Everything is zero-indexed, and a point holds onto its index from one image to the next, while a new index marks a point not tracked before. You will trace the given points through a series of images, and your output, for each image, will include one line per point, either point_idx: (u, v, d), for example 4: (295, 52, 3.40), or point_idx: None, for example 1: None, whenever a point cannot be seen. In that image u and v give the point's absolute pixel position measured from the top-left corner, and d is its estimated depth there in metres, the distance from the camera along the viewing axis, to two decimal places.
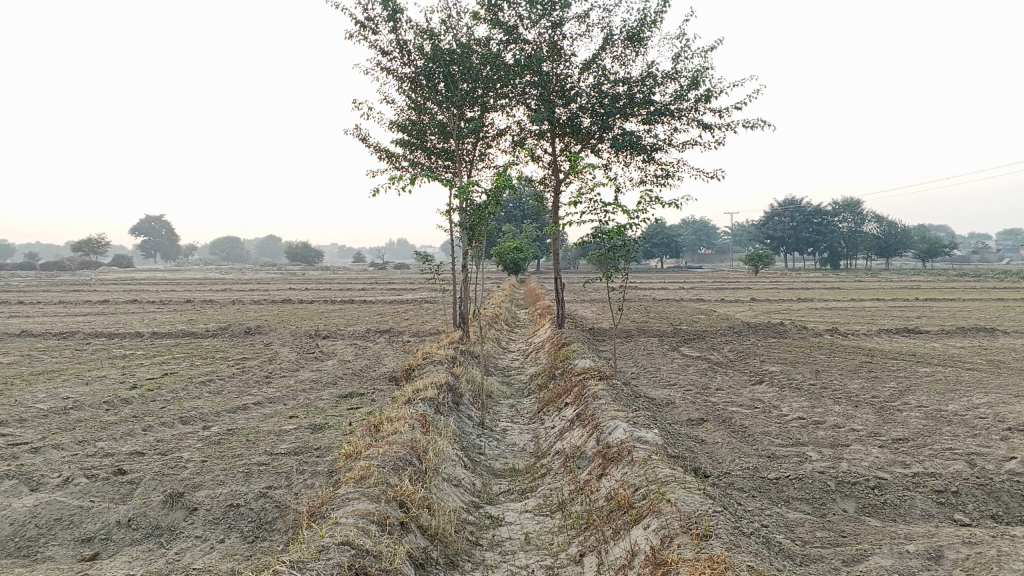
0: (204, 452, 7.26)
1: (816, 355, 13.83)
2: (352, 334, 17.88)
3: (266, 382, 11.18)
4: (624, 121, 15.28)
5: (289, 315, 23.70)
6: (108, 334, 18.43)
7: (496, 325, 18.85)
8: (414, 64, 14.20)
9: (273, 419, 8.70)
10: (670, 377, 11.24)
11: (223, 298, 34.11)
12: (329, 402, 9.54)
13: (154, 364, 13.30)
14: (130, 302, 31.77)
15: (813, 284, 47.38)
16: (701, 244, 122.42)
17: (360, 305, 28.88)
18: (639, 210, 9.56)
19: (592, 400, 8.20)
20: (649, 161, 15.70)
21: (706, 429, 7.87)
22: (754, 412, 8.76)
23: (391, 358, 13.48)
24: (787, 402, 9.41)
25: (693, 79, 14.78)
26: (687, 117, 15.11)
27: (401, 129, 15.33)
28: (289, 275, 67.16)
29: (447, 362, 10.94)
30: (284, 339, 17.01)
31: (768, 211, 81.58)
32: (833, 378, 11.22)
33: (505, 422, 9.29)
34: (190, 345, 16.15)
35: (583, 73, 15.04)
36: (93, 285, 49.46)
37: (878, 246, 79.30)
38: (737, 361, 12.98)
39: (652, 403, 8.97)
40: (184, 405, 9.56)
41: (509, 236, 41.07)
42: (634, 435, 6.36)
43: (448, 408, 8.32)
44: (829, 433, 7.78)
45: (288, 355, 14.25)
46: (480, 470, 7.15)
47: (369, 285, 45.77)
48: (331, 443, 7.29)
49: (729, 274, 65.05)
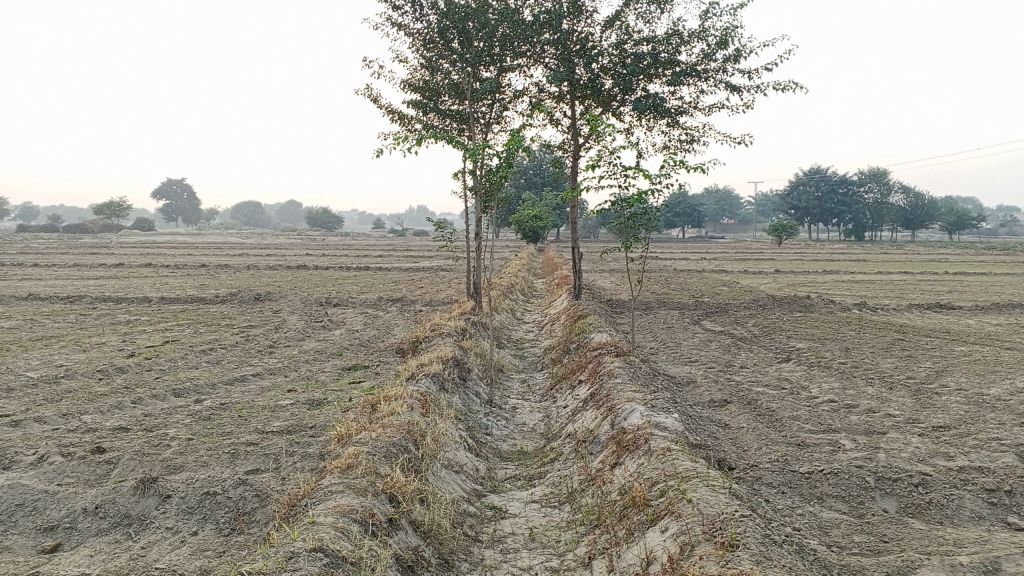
0: (191, 428, 6.80)
1: (845, 331, 13.18)
2: (363, 302, 17.41)
3: (268, 352, 10.72)
4: (648, 83, 14.57)
5: (302, 282, 23.28)
6: (115, 299, 18.08)
7: (511, 294, 18.31)
8: (428, 20, 13.55)
9: (269, 392, 8.25)
10: (690, 353, 10.68)
11: (240, 264, 33.82)
12: (331, 374, 9.06)
13: (156, 331, 12.89)
14: (146, 266, 31.56)
15: (837, 256, 46.35)
16: (723, 214, 120.87)
17: (374, 272, 28.41)
18: (663, 173, 8.96)
19: (609, 378, 7.65)
20: (674, 125, 15.01)
21: (730, 413, 7.32)
22: (781, 394, 8.19)
23: (399, 329, 13.00)
24: (816, 382, 8.83)
25: (721, 39, 14.05)
26: (714, 79, 14.38)
27: (413, 90, 14.69)
28: (307, 240, 66.85)
29: (456, 334, 10.42)
30: (293, 306, 16.56)
31: (792, 181, 80.13)
32: (864, 356, 10.61)
33: (515, 399, 8.78)
34: (197, 311, 15.74)
35: (605, 32, 14.33)
36: (112, 249, 49.40)
37: (904, 218, 77.70)
38: (762, 337, 12.38)
39: (672, 382, 8.41)
40: (179, 376, 9.13)
41: (528, 204, 40.42)
42: (652, 421, 5.81)
43: (454, 385, 7.83)
44: (863, 418, 7.22)
45: (295, 323, 13.80)
46: (485, 453, 6.65)
47: (386, 252, 45.40)
48: (326, 421, 6.81)
49: (751, 244, 64.05)
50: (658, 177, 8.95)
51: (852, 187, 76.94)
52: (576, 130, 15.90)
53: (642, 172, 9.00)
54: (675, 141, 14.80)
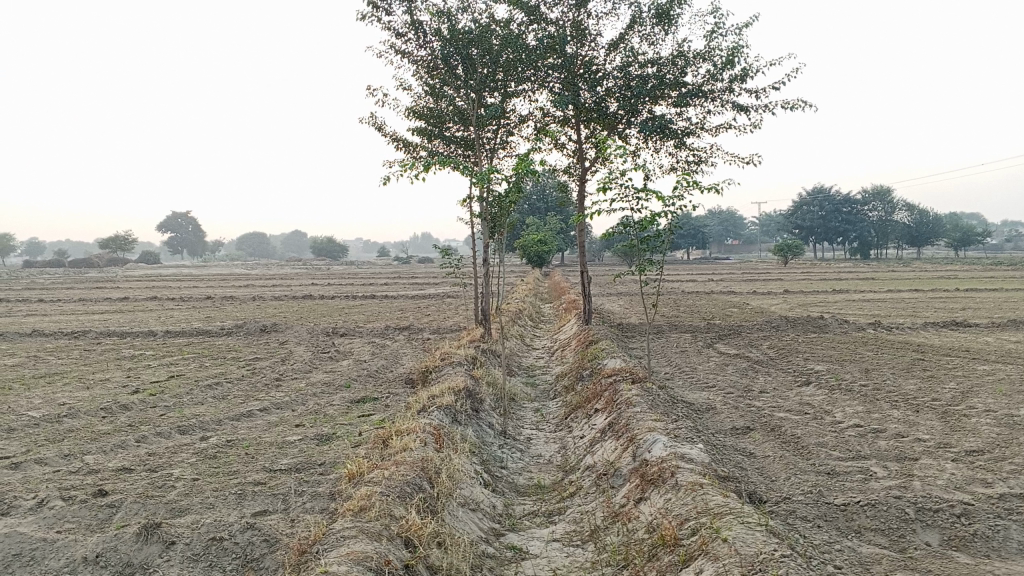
0: (196, 468, 6.57)
1: (863, 351, 12.91)
2: (371, 332, 17.21)
3: (275, 385, 10.50)
4: (654, 104, 14.43)
5: (308, 312, 23.12)
6: (121, 333, 17.93)
7: (520, 321, 18.09)
8: (431, 46, 13.46)
9: (277, 427, 8.02)
10: (707, 378, 10.43)
11: (245, 295, 33.68)
12: (339, 408, 8.83)
13: (161, 365, 12.70)
14: (150, 299, 31.46)
15: (844, 275, 46.04)
16: (728, 235, 120.70)
17: (380, 300, 28.25)
18: (675, 195, 8.75)
19: (627, 406, 7.40)
20: (681, 146, 14.85)
21: (754, 441, 7.07)
22: (804, 419, 7.94)
23: (408, 358, 12.77)
24: (840, 406, 8.57)
25: (727, 59, 13.93)
26: (720, 99, 14.24)
27: (417, 117, 14.58)
28: (313, 270, 66.88)
29: (466, 363, 10.18)
30: (299, 337, 16.36)
31: (796, 201, 80.05)
32: (885, 378, 10.35)
33: (529, 430, 8.54)
34: (202, 344, 15.56)
35: (610, 55, 14.22)
36: (118, 282, 49.40)
37: (909, 235, 77.43)
38: (778, 359, 12.12)
39: (691, 409, 8.16)
40: (184, 412, 8.90)
41: (533, 228, 40.32)
42: (676, 453, 5.57)
43: (467, 417, 7.59)
44: (893, 444, 6.95)
45: (302, 355, 13.59)
46: (501, 487, 6.40)
47: (392, 280, 45.28)
48: (336, 458, 6.58)
49: (757, 265, 63.85)
50: (670, 198, 8.73)
51: (857, 205, 76.80)
52: (582, 153, 15.76)
53: (655, 194, 8.79)
54: (683, 162, 14.63)
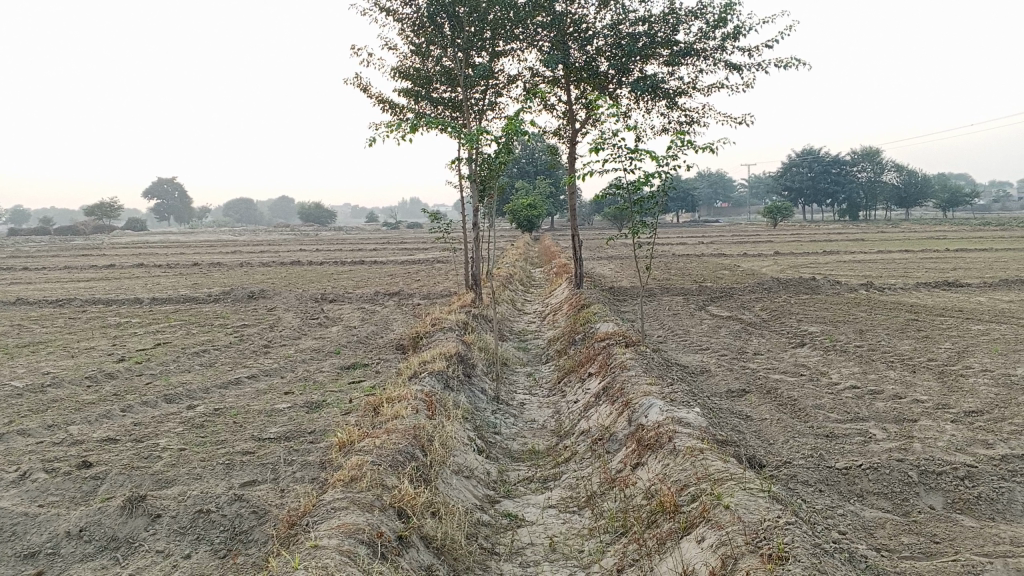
0: (183, 437, 6.42)
1: (856, 312, 12.84)
2: (360, 297, 17.03)
3: (263, 352, 10.34)
4: (645, 63, 14.16)
5: (296, 278, 22.89)
6: (106, 301, 17.69)
7: (511, 285, 17.95)
8: (417, 4, 13.12)
9: (265, 395, 7.87)
10: (701, 341, 10.33)
11: (232, 262, 33.39)
12: (329, 374, 8.68)
13: (147, 333, 12.51)
14: (136, 266, 31.12)
15: (833, 236, 46.03)
16: (717, 197, 120.48)
17: (369, 266, 28.04)
18: (670, 154, 8.54)
19: (621, 370, 7.27)
20: (673, 106, 14.61)
21: (751, 404, 6.96)
22: (800, 381, 7.85)
23: (398, 324, 12.62)
24: (835, 368, 8.49)
25: (720, 16, 13.64)
26: (713, 58, 13.98)
27: (404, 78, 14.26)
28: (301, 236, 66.46)
29: (457, 328, 10.04)
30: (288, 303, 16.19)
31: (785, 162, 79.82)
32: (879, 338, 10.28)
33: (522, 394, 8.43)
34: (189, 311, 15.36)
35: (600, 12, 13.91)
36: (104, 249, 48.94)
37: (898, 196, 77.45)
38: (772, 321, 12.03)
39: (686, 373, 8.05)
40: (171, 381, 8.75)
41: (522, 192, 40.04)
42: (674, 417, 5.45)
43: (459, 382, 7.46)
44: (891, 405, 6.87)
45: (290, 321, 13.41)
46: (495, 453, 6.29)
47: (380, 245, 45.01)
48: (326, 426, 6.44)
49: (746, 227, 63.82)
50: (665, 158, 8.52)
51: (846, 166, 76.66)
52: (572, 114, 15.50)
53: (648, 154, 8.57)
54: (675, 123, 14.41)
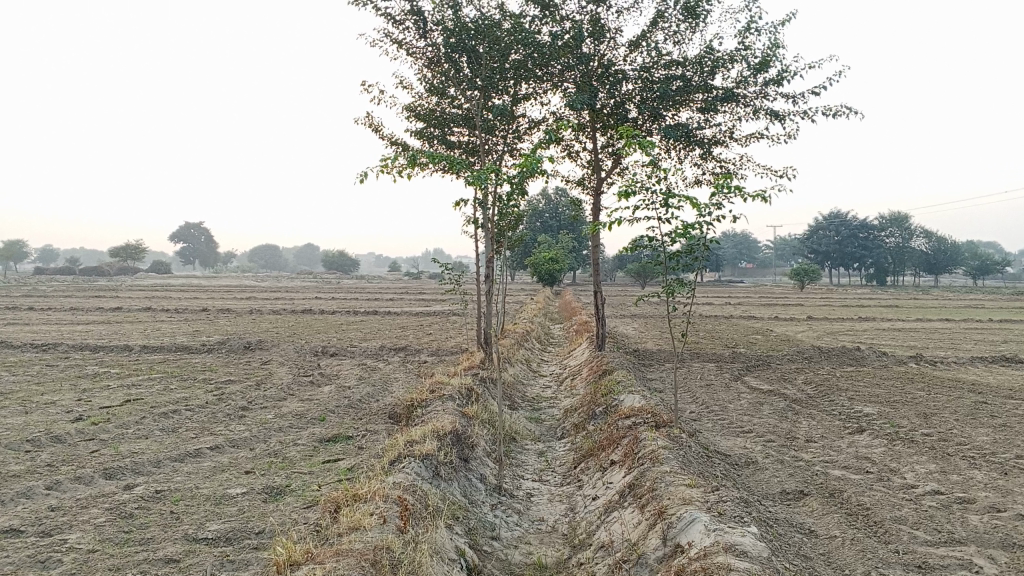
0: (100, 532, 5.13)
1: (912, 390, 11.41)
2: (364, 352, 15.75)
3: (238, 416, 9.05)
4: (679, 110, 13.02)
5: (302, 328, 21.67)
6: (95, 347, 16.59)
7: (527, 344, 16.65)
8: (433, 38, 12.11)
9: (222, 475, 6.59)
10: (740, 421, 8.96)
11: (241, 308, 32.37)
12: (303, 449, 7.39)
13: (120, 387, 11.25)
14: (140, 310, 30.05)
15: (863, 302, 44.42)
16: (742, 259, 118.76)
17: (380, 317, 26.87)
18: (713, 202, 7.26)
19: (652, 463, 5.88)
20: (707, 157, 13.44)
21: (814, 514, 5.59)
22: (868, 483, 6.45)
23: (399, 386, 11.34)
24: (907, 463, 7.08)
25: (762, 60, 12.52)
26: (753, 106, 12.83)
27: (418, 119, 13.21)
28: (319, 283, 65.97)
29: (460, 396, 8.71)
30: (285, 356, 14.95)
31: (811, 226, 78.44)
32: (949, 425, 8.81)
33: (530, 482, 7.08)
34: (176, 362, 14.11)
35: (632, 54, 12.86)
36: (120, 291, 48.32)
37: (927, 263, 75.43)
38: (819, 398, 10.63)
39: (728, 466, 6.68)
40: (121, 449, 7.47)
41: (543, 247, 39.06)
42: (727, 547, 4.08)
43: (453, 470, 6.15)
44: (993, 522, 5.45)
45: (280, 378, 12.13)
46: (491, 568, 4.95)
47: (398, 296, 43.87)
48: (280, 525, 5.14)
49: (771, 289, 62.53)
50: (707, 206, 7.23)
51: (874, 231, 75.06)
52: (598, 163, 14.37)
53: (687, 201, 7.28)
54: (710, 175, 13.23)
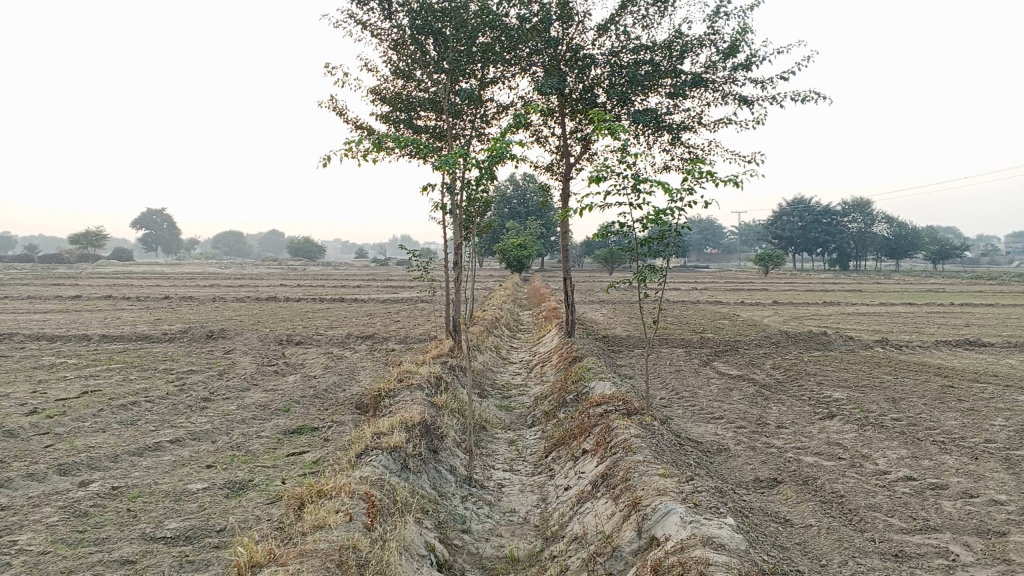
0: (52, 532, 4.90)
1: (880, 374, 11.46)
2: (330, 340, 15.51)
3: (199, 408, 8.79)
4: (648, 94, 12.90)
5: (266, 316, 21.33)
6: (52, 337, 16.15)
7: (495, 331, 16.52)
8: (398, 20, 11.85)
9: (183, 470, 6.37)
10: (711, 407, 8.91)
11: (205, 295, 31.76)
12: (266, 442, 7.19)
13: (77, 378, 10.92)
14: (100, 298, 29.46)
15: (827, 286, 44.93)
16: (708, 245, 119.58)
17: (347, 304, 26.57)
18: (684, 187, 7.13)
19: (625, 452, 5.77)
20: (676, 142, 13.35)
21: (789, 502, 5.52)
22: (841, 470, 6.41)
23: (366, 375, 11.14)
24: (879, 449, 7.06)
25: (731, 44, 12.43)
26: (722, 90, 12.75)
27: (384, 102, 12.95)
28: (285, 270, 65.27)
29: (428, 385, 8.54)
30: (249, 345, 14.66)
31: (776, 211, 79.17)
32: (918, 409, 8.82)
33: (500, 472, 6.95)
34: (136, 352, 13.76)
35: (600, 38, 12.71)
36: (79, 279, 47.30)
37: (889, 247, 76.47)
38: (789, 383, 10.62)
39: (701, 454, 6.60)
40: (77, 443, 7.21)
41: (511, 233, 38.91)
42: (705, 541, 3.97)
43: (422, 462, 5.99)
44: (967, 509, 5.42)
45: (244, 368, 11.86)
46: (461, 564, 4.81)
47: (364, 283, 43.49)
48: (241, 523, 4.94)
49: (737, 274, 62.99)
50: (678, 190, 7.10)
51: (837, 216, 75.92)
52: (567, 148, 14.23)
53: (658, 186, 7.14)
54: (679, 160, 13.15)
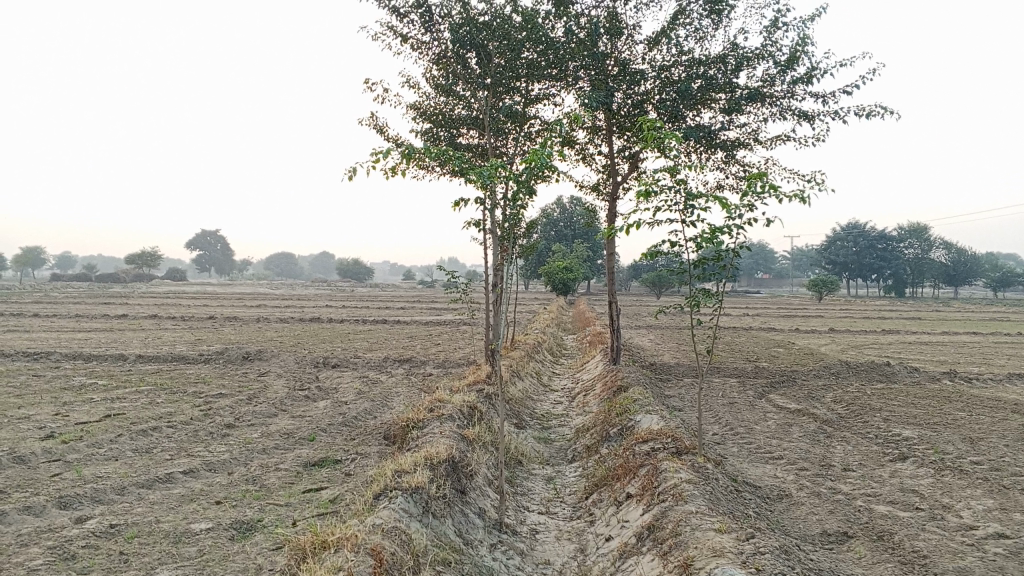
0: None
1: (952, 410, 10.60)
2: (367, 364, 15.04)
3: (221, 435, 8.33)
4: (700, 110, 12.29)
5: (307, 338, 20.98)
6: (89, 356, 15.95)
7: (538, 356, 15.90)
8: (439, 33, 11.43)
9: (190, 506, 5.88)
10: (769, 445, 8.18)
11: (250, 316, 31.68)
12: (285, 475, 6.67)
13: (103, 400, 10.58)
14: (148, 318, 29.53)
15: (883, 312, 43.45)
16: (758, 269, 117.61)
17: (389, 326, 26.21)
18: (744, 203, 6.53)
19: (675, 501, 5.12)
20: (729, 160, 12.68)
21: (865, 564, 4.81)
22: (922, 523, 5.66)
23: (399, 402, 10.62)
24: (962, 499, 6.29)
25: (790, 57, 11.76)
26: (780, 106, 12.07)
27: (424, 119, 12.51)
28: (331, 291, 65.58)
29: (461, 416, 7.97)
30: (284, 368, 14.28)
31: (829, 236, 77.38)
32: (1000, 452, 7.99)
33: (535, 515, 6.33)
34: (169, 373, 13.41)
35: (651, 51, 12.14)
36: (130, 298, 48.17)
37: (948, 274, 74.12)
38: (852, 419, 9.83)
39: (760, 502, 5.91)
40: (85, 473, 6.77)
41: (557, 255, 38.36)
42: None
43: (448, 506, 5.41)
44: None
45: (274, 392, 11.42)
46: None
47: (410, 305, 43.18)
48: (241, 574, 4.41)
49: (788, 300, 61.51)
50: (737, 207, 6.50)
51: (893, 242, 73.96)
52: (615, 168, 13.63)
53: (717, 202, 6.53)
54: (732, 179, 12.47)
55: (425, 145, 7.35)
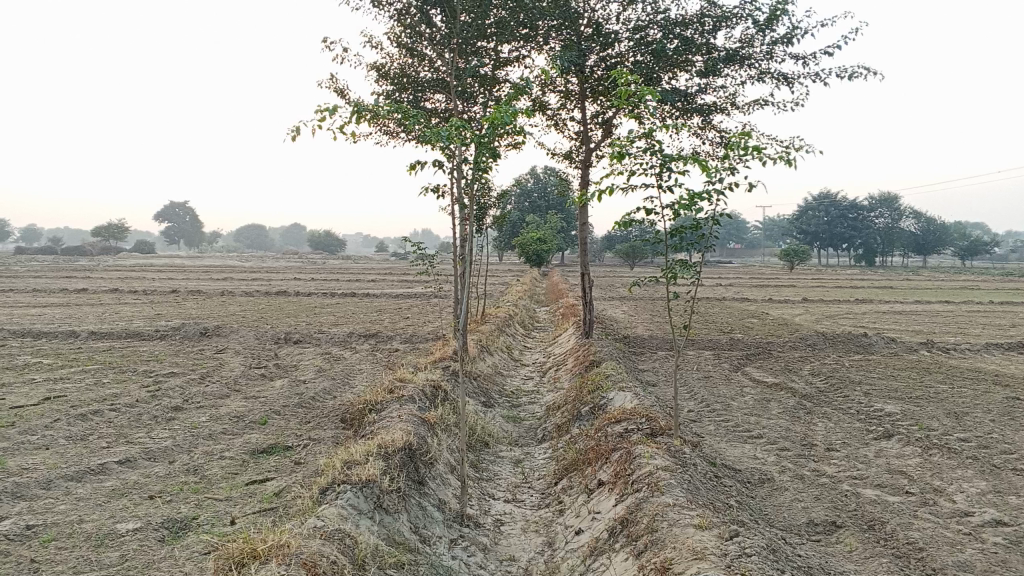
0: None
1: (933, 383, 10.29)
2: (331, 339, 14.47)
3: (165, 419, 7.77)
4: (675, 72, 11.75)
5: (270, 312, 20.32)
6: (39, 333, 15.24)
7: (509, 329, 15.43)
8: None
9: (121, 501, 5.35)
10: (749, 423, 7.78)
11: (214, 287, 30.95)
12: (230, 464, 6.15)
13: (45, 381, 9.95)
14: (109, 291, 28.64)
15: (853, 282, 43.54)
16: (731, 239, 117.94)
17: (357, 299, 25.60)
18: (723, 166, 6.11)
19: (650, 492, 4.67)
20: (705, 125, 12.19)
21: (857, 560, 4.40)
22: (915, 510, 5.27)
23: (361, 380, 10.09)
24: (954, 480, 5.92)
25: (769, 16, 11.25)
26: (758, 68, 11.58)
27: (386, 81, 11.85)
28: (300, 263, 64.76)
29: (423, 397, 7.47)
30: (243, 344, 13.67)
31: (801, 206, 77.52)
32: (987, 428, 7.67)
33: (500, 505, 5.87)
34: (121, 351, 12.76)
35: (624, 9, 11.57)
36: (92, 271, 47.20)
37: (917, 242, 74.63)
38: (832, 393, 9.47)
39: (741, 489, 5.49)
40: (10, 464, 6.20)
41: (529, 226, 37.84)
42: None
43: (402, 499, 4.93)
44: None
45: (230, 370, 10.85)
46: None
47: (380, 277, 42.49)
48: None
49: (760, 270, 61.52)
50: (717, 169, 6.07)
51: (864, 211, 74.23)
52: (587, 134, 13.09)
53: (695, 165, 6.10)
54: (709, 145, 11.99)
55: (379, 103, 6.79)
